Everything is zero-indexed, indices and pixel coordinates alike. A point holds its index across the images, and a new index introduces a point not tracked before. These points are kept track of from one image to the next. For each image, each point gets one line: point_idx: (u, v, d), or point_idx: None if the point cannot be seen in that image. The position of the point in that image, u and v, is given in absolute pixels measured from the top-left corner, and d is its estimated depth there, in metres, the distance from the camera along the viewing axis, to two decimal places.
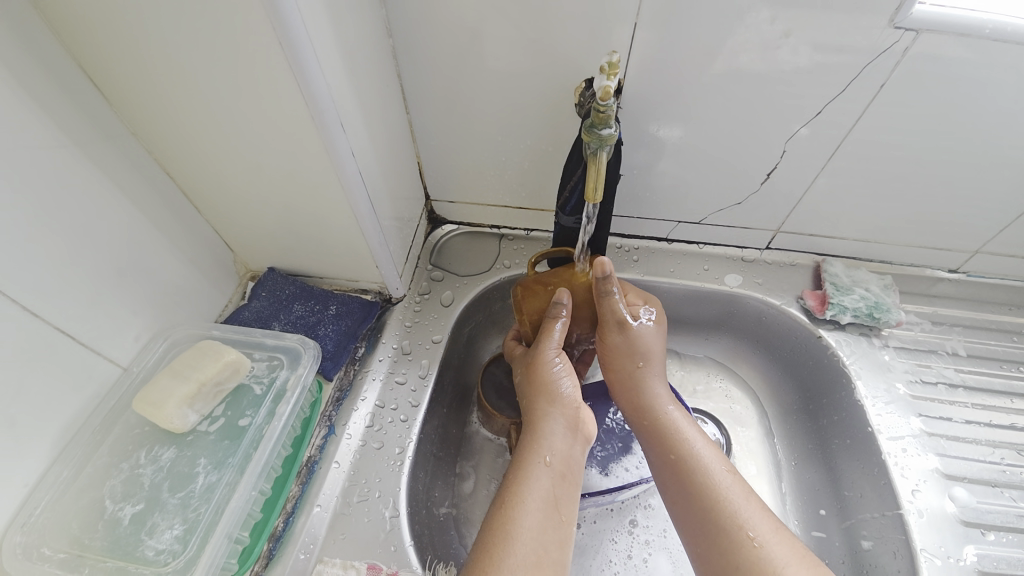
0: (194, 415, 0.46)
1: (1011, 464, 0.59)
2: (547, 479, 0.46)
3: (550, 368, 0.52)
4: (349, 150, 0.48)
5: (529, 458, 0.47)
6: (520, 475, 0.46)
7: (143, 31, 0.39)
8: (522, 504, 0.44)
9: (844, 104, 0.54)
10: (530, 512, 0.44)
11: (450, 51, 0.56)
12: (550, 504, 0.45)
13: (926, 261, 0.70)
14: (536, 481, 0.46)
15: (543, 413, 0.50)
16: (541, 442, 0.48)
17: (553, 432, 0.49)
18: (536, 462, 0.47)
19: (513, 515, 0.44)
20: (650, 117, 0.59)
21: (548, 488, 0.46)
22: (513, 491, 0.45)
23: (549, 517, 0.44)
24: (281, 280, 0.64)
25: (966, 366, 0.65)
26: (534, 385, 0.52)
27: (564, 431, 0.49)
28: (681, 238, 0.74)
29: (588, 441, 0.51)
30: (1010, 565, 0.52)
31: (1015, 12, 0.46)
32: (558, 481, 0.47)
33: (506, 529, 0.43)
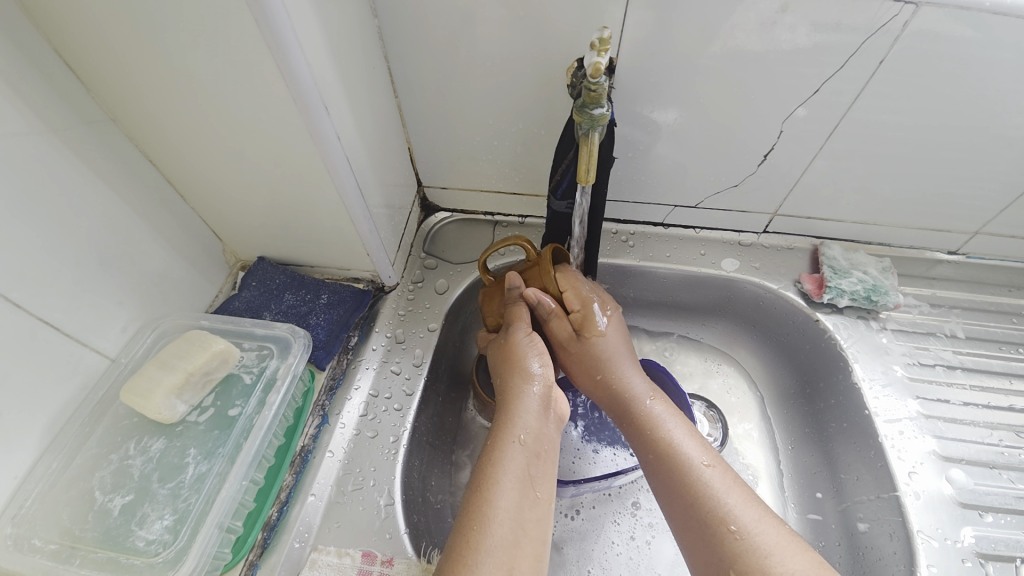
0: (183, 405, 0.44)
1: (1009, 445, 0.58)
2: (522, 459, 0.46)
3: (524, 348, 0.52)
4: (334, 134, 0.47)
5: (505, 438, 0.47)
6: (494, 453, 0.46)
7: (117, 11, 0.37)
8: (497, 485, 0.44)
9: (843, 82, 0.53)
10: (506, 493, 0.43)
11: (438, 32, 0.55)
12: (526, 483, 0.45)
13: (925, 243, 0.69)
14: (512, 461, 0.45)
15: (518, 392, 0.50)
16: (515, 419, 0.48)
17: (527, 409, 0.49)
18: (512, 440, 0.47)
19: (491, 494, 0.43)
20: (644, 99, 0.58)
21: (524, 467, 0.45)
22: (487, 471, 0.45)
23: (525, 496, 0.44)
24: (271, 269, 0.63)
25: (964, 349, 0.65)
26: (508, 365, 0.53)
27: (538, 409, 0.49)
28: (676, 223, 0.73)
29: (562, 420, 0.51)
30: (1008, 546, 0.52)
31: None
32: (533, 459, 0.46)
33: (484, 510, 0.42)
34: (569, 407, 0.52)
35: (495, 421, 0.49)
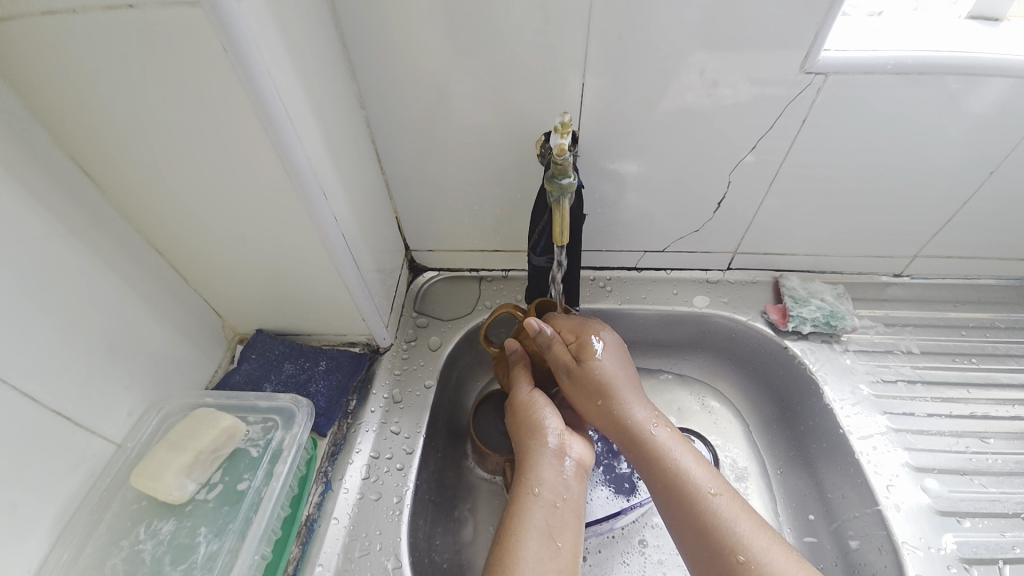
0: (192, 484, 0.45)
1: (976, 452, 0.62)
2: (540, 510, 0.47)
3: (532, 403, 0.54)
4: (332, 216, 0.52)
5: (521, 492, 0.49)
6: (511, 508, 0.48)
7: (140, 130, 0.42)
8: (518, 537, 0.46)
9: (775, 137, 0.61)
10: (528, 542, 0.45)
11: (421, 117, 0.62)
12: (544, 533, 0.46)
13: (872, 269, 0.76)
14: (530, 514, 0.47)
15: (529, 447, 0.52)
16: (529, 468, 0.50)
17: (541, 464, 0.50)
18: (524, 492, 0.49)
19: (511, 548, 0.45)
20: (607, 159, 0.65)
21: (543, 518, 0.47)
22: (508, 526, 0.47)
23: (546, 546, 0.45)
24: (270, 340, 0.66)
25: (921, 363, 0.70)
26: (519, 423, 0.54)
27: (553, 462, 0.50)
28: (648, 266, 0.79)
29: (585, 468, 0.52)
30: (988, 549, 0.55)
31: (912, 46, 0.54)
32: (549, 507, 0.48)
33: (507, 564, 0.44)
34: (590, 457, 0.52)
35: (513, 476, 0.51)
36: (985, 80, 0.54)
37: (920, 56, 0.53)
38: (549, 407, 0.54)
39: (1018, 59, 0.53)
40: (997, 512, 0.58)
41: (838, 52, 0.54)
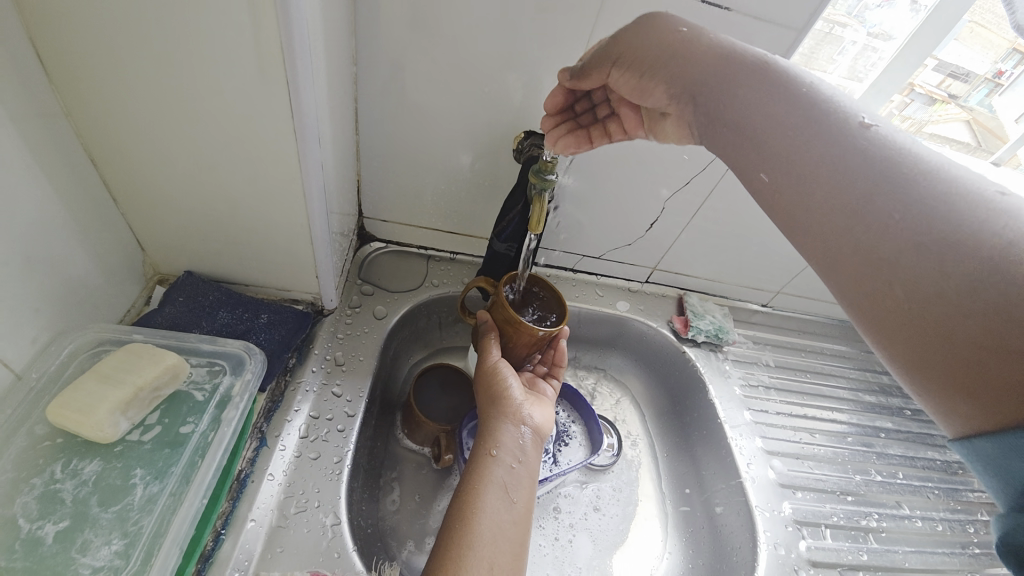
0: (126, 423, 0.42)
1: (806, 441, 0.81)
2: (497, 468, 0.52)
3: (496, 373, 0.60)
4: (319, 164, 0.51)
5: (479, 452, 0.53)
6: (467, 466, 0.53)
7: (132, 27, 0.39)
8: (475, 491, 0.50)
9: (704, 179, 0.74)
10: (484, 496, 0.50)
11: (410, 88, 0.63)
12: (500, 488, 0.51)
13: (749, 298, 0.96)
14: (487, 470, 0.52)
15: (489, 413, 0.57)
16: (485, 432, 0.56)
17: (499, 428, 0.55)
18: (478, 453, 0.54)
19: (468, 501, 0.49)
20: (571, 167, 0.73)
21: (500, 473, 0.52)
22: (466, 483, 0.51)
23: (501, 499, 0.50)
24: (202, 285, 0.60)
25: (774, 373, 0.90)
26: (484, 392, 0.60)
27: (510, 426, 0.56)
28: (583, 269, 0.89)
29: (541, 435, 0.57)
30: (812, 514, 0.72)
31: None
32: (502, 465, 0.53)
33: (464, 515, 0.48)
34: (546, 425, 0.58)
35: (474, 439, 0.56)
36: None
37: None
38: (507, 377, 0.60)
39: None
40: (819, 487, 0.75)
41: None
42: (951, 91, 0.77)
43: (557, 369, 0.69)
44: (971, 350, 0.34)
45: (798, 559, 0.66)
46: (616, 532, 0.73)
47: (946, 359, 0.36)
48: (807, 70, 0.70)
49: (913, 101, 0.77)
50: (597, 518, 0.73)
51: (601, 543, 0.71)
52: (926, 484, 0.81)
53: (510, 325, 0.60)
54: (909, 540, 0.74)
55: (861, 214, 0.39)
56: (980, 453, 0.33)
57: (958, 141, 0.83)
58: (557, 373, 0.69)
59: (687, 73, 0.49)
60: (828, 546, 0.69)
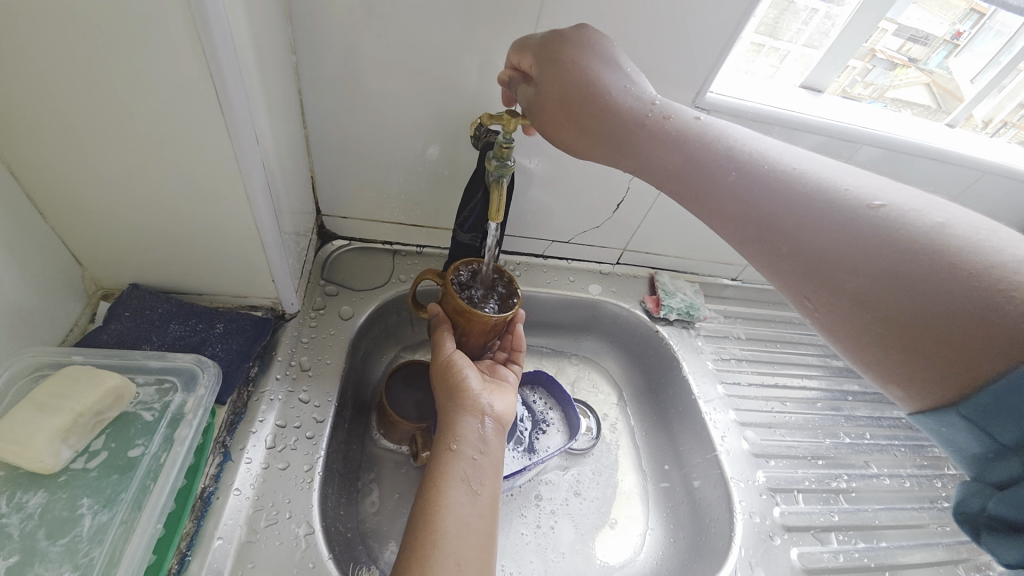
0: (68, 451, 0.40)
1: (778, 410, 0.83)
2: (458, 462, 0.51)
3: (451, 365, 0.59)
4: (260, 162, 0.48)
5: (439, 448, 0.53)
6: (429, 463, 0.53)
7: (29, 23, 0.36)
8: (439, 487, 0.49)
9: None
10: (447, 492, 0.49)
11: (356, 77, 0.60)
12: (462, 482, 0.50)
13: (719, 273, 0.96)
14: (447, 465, 0.51)
15: (446, 407, 0.56)
16: (444, 428, 0.55)
17: (457, 421, 0.55)
18: (439, 449, 0.53)
19: (434, 499, 0.49)
20: (532, 152, 0.71)
21: (460, 468, 0.51)
22: (429, 480, 0.50)
23: (466, 493, 0.50)
24: (150, 297, 0.57)
25: (746, 345, 0.91)
26: (441, 386, 0.59)
27: (469, 418, 0.55)
28: (553, 255, 0.88)
29: (502, 424, 0.57)
30: (786, 481, 0.74)
31: (764, 101, 0.69)
32: (463, 459, 0.52)
33: (429, 513, 0.47)
34: (506, 412, 0.57)
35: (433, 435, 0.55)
36: (806, 135, 0.72)
37: (769, 111, 0.69)
38: (465, 369, 0.59)
39: (829, 126, 0.71)
40: (791, 454, 0.77)
41: (717, 95, 0.67)
42: (911, 55, 0.77)
43: (517, 354, 0.68)
44: (939, 308, 0.33)
45: (773, 525, 0.68)
46: (599, 515, 0.73)
47: (909, 325, 0.34)
48: (772, 40, 0.73)
49: (874, 68, 0.76)
50: (578, 501, 0.74)
51: (583, 526, 0.72)
52: (893, 442, 0.84)
53: (463, 316, 0.59)
54: (879, 498, 0.77)
55: (814, 240, 0.39)
56: (944, 423, 0.34)
57: (919, 104, 0.82)
58: (518, 359, 0.68)
59: (584, 88, 0.48)
60: (801, 510, 0.71)
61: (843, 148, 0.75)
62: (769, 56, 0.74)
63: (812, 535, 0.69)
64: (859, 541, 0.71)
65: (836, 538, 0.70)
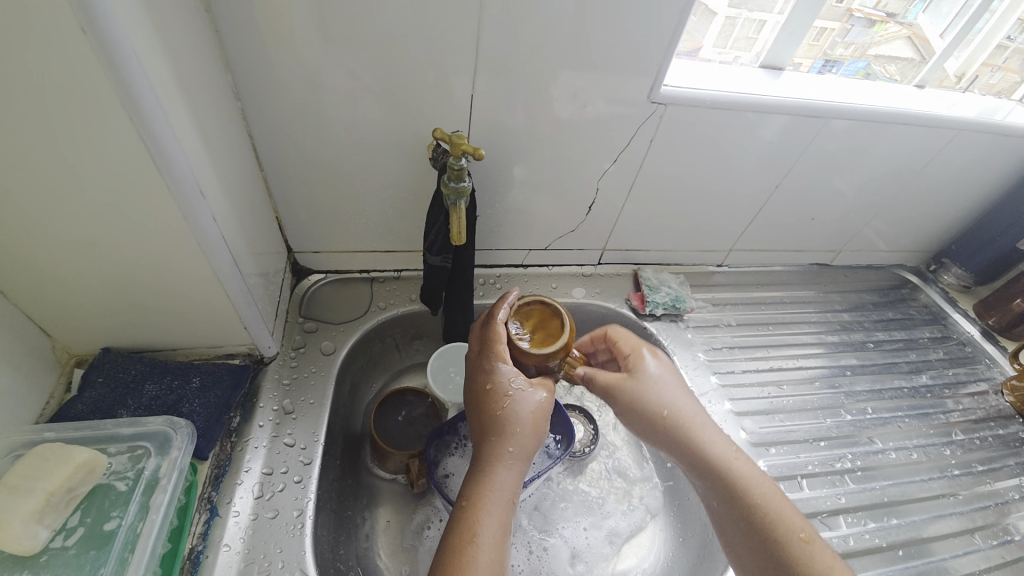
0: (45, 530, 0.39)
1: (776, 395, 0.81)
2: (499, 516, 0.49)
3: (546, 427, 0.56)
4: (209, 216, 0.48)
5: (489, 497, 0.49)
6: (484, 504, 0.49)
7: None
8: (478, 541, 0.47)
9: (630, 153, 0.73)
10: (485, 548, 0.47)
11: (305, 114, 0.60)
12: (499, 539, 0.48)
13: (704, 261, 0.94)
14: (491, 518, 0.49)
15: (512, 450, 0.52)
16: (510, 472, 0.51)
17: (513, 471, 0.52)
18: (501, 498, 0.50)
19: (471, 554, 0.46)
20: (494, 165, 0.70)
21: (501, 523, 0.49)
22: (471, 528, 0.47)
23: (496, 551, 0.47)
24: (122, 359, 0.57)
25: (738, 331, 0.89)
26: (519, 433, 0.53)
27: (520, 469, 0.52)
28: (532, 263, 0.87)
29: None
30: (789, 468, 0.72)
31: (724, 87, 0.68)
32: (513, 514, 0.51)
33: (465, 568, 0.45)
34: None
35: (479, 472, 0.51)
36: (773, 116, 0.71)
37: (730, 95, 0.68)
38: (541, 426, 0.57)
39: (792, 103, 0.70)
40: (791, 438, 0.76)
41: (673, 88, 0.66)
42: (887, 10, 0.78)
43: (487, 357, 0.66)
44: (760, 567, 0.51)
45: None
46: (600, 539, 0.71)
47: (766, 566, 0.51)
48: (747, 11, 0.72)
49: (853, 27, 0.76)
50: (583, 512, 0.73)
51: (579, 550, 0.70)
52: (897, 415, 0.83)
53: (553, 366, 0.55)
54: (887, 474, 0.75)
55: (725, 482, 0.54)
56: None
57: (902, 58, 0.81)
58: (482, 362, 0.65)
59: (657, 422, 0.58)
60: (807, 497, 0.70)
61: (810, 124, 0.73)
62: (746, 28, 0.73)
63: (820, 521, 0.68)
64: (870, 522, 0.70)
65: (845, 521, 0.69)
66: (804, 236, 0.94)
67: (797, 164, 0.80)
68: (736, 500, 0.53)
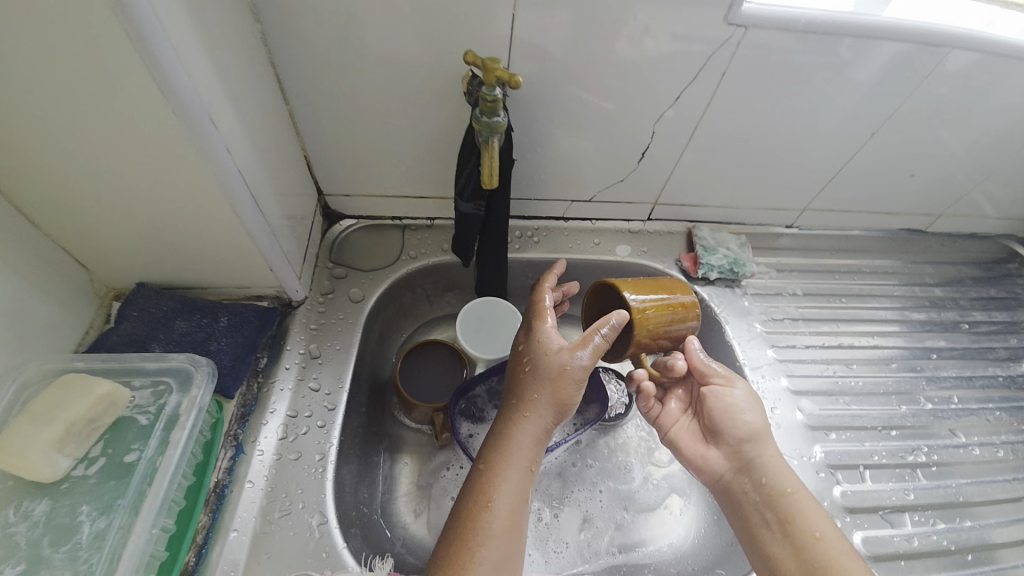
0: (66, 459, 0.41)
1: (842, 375, 0.72)
2: (515, 481, 0.48)
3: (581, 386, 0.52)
4: (226, 148, 0.45)
5: (503, 461, 0.49)
6: (501, 465, 0.49)
7: None
8: (491, 504, 0.47)
9: (695, 91, 0.62)
10: (498, 511, 0.47)
11: (327, 41, 0.54)
12: (515, 503, 0.48)
13: (771, 221, 0.83)
14: (507, 484, 0.48)
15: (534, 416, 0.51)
16: (528, 438, 0.50)
17: (528, 436, 0.51)
18: (518, 464, 0.49)
19: (483, 515, 0.47)
20: (536, 103, 0.62)
21: (517, 490, 0.48)
22: (484, 489, 0.48)
23: (511, 517, 0.47)
24: (153, 296, 0.57)
25: (803, 302, 0.79)
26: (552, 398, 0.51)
27: (538, 438, 0.51)
28: (574, 215, 0.80)
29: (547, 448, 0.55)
30: (849, 456, 0.65)
31: (821, 5, 0.56)
32: (533, 482, 0.50)
33: (474, 528, 0.46)
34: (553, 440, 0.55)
35: (499, 434, 0.51)
36: (881, 43, 0.58)
37: (828, 16, 0.55)
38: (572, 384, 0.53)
39: (905, 26, 0.57)
40: (855, 424, 0.67)
41: (756, 6, 0.55)
42: None
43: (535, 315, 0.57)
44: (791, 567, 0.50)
45: (832, 507, 0.60)
46: (611, 505, 0.68)
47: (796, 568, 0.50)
48: None
49: None
50: (608, 479, 0.69)
51: (591, 518, 0.67)
52: (987, 407, 0.72)
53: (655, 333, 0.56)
54: (967, 472, 0.66)
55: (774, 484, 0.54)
56: None
57: None
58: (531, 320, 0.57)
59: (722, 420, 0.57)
60: (867, 489, 0.62)
61: (928, 54, 0.59)
62: None
63: (881, 517, 0.61)
64: (939, 522, 0.62)
65: (910, 519, 0.61)
66: (898, 195, 0.80)
67: (906, 106, 0.65)
68: (778, 501, 0.53)
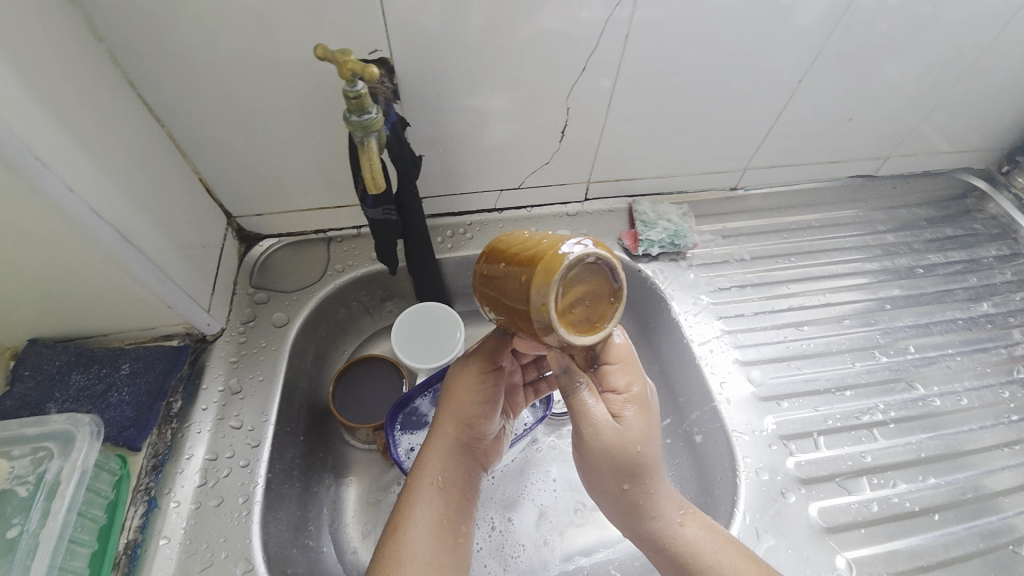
0: None
1: (793, 339, 0.69)
2: (437, 501, 0.47)
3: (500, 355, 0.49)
4: (65, 187, 0.41)
5: (422, 479, 0.48)
6: (418, 487, 0.48)
7: None
8: (408, 528, 0.45)
9: (602, 59, 0.58)
10: (417, 535, 0.45)
11: (185, 54, 0.49)
12: (438, 522, 0.46)
13: (714, 186, 0.79)
14: (425, 504, 0.47)
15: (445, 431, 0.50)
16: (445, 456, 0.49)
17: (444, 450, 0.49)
18: (429, 483, 0.48)
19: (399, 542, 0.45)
20: (435, 93, 0.58)
21: (439, 507, 0.47)
22: (402, 514, 0.46)
23: (437, 538, 0.46)
24: (46, 350, 0.53)
25: (752, 267, 0.76)
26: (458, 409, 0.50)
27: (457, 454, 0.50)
28: (506, 205, 0.76)
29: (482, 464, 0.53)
30: (804, 424, 0.62)
31: None
32: (447, 499, 0.48)
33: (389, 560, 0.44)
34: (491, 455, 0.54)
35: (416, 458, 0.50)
36: None
37: None
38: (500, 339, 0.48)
39: None
40: (808, 390, 0.65)
41: None
42: None
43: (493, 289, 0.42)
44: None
45: (787, 480, 0.58)
46: (565, 496, 0.66)
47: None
48: None
49: None
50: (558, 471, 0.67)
51: (547, 515, 0.64)
52: (945, 353, 0.70)
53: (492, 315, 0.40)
54: (928, 424, 0.64)
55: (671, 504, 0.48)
56: None
57: None
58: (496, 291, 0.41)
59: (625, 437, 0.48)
60: (823, 457, 0.60)
61: None
62: None
63: (837, 485, 0.59)
64: (901, 482, 0.60)
65: (868, 483, 0.59)
66: (841, 143, 0.76)
67: (829, 50, 0.61)
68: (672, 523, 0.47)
